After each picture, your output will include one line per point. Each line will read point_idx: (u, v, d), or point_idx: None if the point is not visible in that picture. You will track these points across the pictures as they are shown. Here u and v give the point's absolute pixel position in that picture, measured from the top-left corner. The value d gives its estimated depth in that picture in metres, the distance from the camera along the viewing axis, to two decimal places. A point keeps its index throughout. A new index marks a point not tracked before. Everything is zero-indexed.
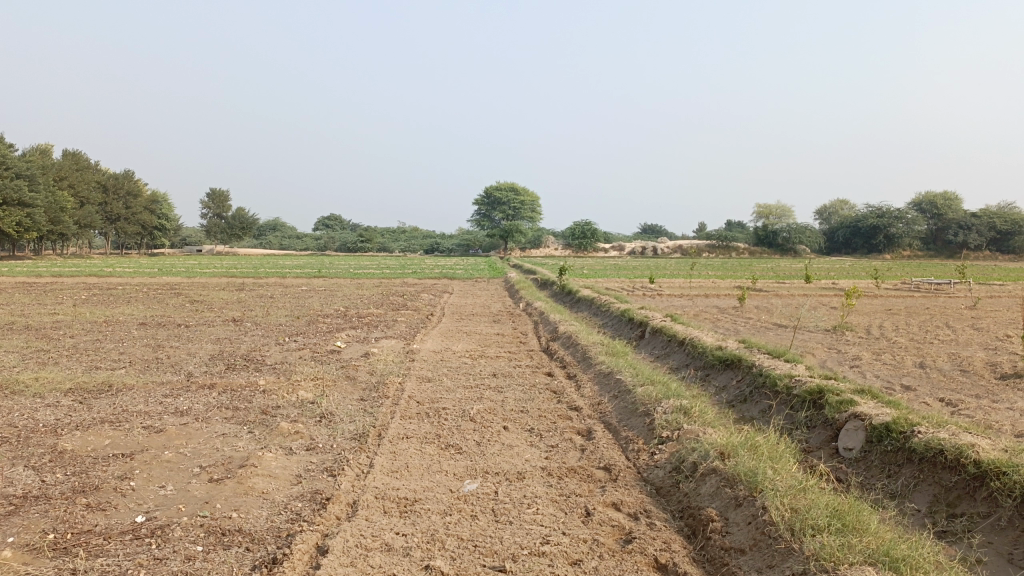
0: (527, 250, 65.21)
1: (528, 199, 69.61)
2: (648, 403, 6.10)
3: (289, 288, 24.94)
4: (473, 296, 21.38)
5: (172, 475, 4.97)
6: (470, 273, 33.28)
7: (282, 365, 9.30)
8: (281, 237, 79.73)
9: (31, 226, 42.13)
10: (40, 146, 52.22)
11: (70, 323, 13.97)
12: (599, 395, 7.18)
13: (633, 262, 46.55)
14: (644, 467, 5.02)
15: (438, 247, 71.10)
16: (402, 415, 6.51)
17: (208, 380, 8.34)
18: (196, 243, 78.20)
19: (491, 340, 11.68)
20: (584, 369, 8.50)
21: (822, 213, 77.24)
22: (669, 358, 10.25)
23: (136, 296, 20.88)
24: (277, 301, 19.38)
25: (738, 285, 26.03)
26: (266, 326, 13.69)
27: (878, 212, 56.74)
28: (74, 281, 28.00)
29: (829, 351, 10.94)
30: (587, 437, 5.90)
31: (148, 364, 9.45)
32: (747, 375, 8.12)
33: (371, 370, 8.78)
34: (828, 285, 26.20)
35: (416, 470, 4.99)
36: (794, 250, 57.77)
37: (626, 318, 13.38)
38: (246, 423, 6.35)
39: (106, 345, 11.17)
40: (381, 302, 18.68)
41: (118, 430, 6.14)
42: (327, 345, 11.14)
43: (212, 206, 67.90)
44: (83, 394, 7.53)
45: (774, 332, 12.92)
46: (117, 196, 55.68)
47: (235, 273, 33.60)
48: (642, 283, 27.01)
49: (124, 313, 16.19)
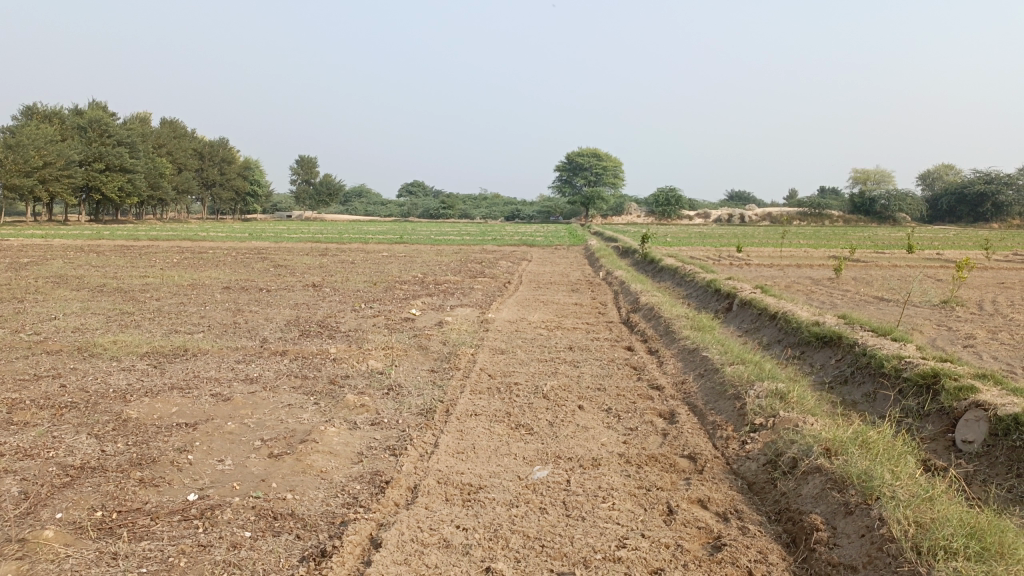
0: (609, 216, 64.21)
1: (611, 164, 68.35)
2: (738, 385, 5.57)
3: (371, 253, 25.09)
4: (552, 264, 20.92)
5: (232, 448, 4.78)
6: (550, 240, 32.80)
7: (355, 332, 9.13)
8: (366, 204, 81.15)
9: (132, 191, 44.06)
10: (139, 115, 54.47)
11: (158, 286, 14.30)
12: (683, 374, 6.66)
13: (720, 231, 44.88)
14: (734, 458, 4.53)
15: (520, 214, 70.72)
16: (473, 389, 6.17)
17: (281, 347, 8.25)
18: (285, 209, 80.32)
19: (569, 310, 11.23)
20: (667, 344, 7.97)
21: (924, 179, 72.72)
22: (760, 333, 9.60)
23: (225, 260, 21.35)
24: (357, 266, 19.43)
25: (833, 255, 24.69)
26: (344, 293, 13.64)
27: (986, 178, 52.96)
28: (169, 245, 29.04)
29: (938, 328, 10.05)
30: (670, 420, 5.42)
31: (225, 328, 9.45)
32: (848, 354, 7.46)
33: (444, 340, 8.50)
34: (932, 256, 24.56)
35: (482, 452, 4.63)
36: (892, 218, 54.82)
37: (712, 289, 12.68)
38: (313, 393, 6.14)
39: (189, 308, 11.30)
40: (459, 269, 18.47)
41: (187, 397, 6.03)
42: (402, 313, 10.96)
43: (300, 171, 69.33)
44: (157, 359, 7.51)
45: (874, 307, 12.00)
46: (211, 163, 57.56)
47: (320, 238, 34.13)
48: (728, 252, 25.94)
49: (210, 276, 16.52)
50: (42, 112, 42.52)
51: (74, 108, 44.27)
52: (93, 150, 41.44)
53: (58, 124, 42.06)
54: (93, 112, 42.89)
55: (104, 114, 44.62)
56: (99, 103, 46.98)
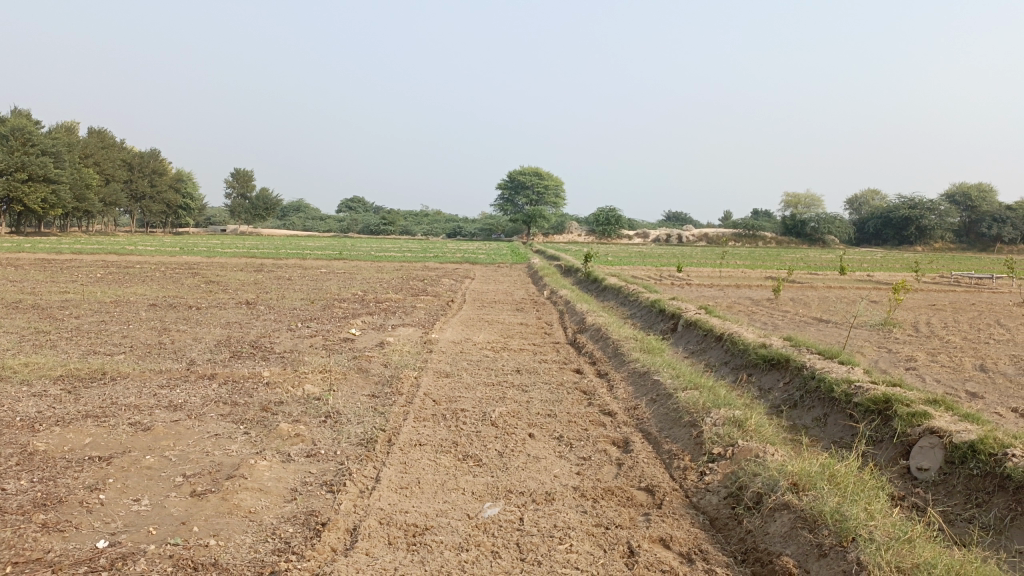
0: (551, 235, 64.42)
1: (553, 184, 68.74)
2: (693, 412, 5.38)
3: (309, 270, 24.39)
4: (495, 282, 20.67)
5: (150, 486, 4.33)
6: (493, 258, 32.57)
7: (290, 353, 8.67)
8: (304, 219, 79.62)
9: (57, 203, 42.09)
10: (66, 124, 52.30)
11: (78, 303, 13.49)
12: (634, 399, 6.45)
13: (659, 250, 45.38)
14: (693, 491, 4.32)
15: (461, 231, 70.43)
16: (416, 417, 5.83)
17: (210, 369, 7.74)
18: (220, 223, 78.21)
19: (514, 331, 10.97)
20: (616, 366, 7.77)
21: (853, 203, 75.31)
22: (706, 355, 9.51)
23: (154, 276, 20.42)
24: (294, 283, 18.80)
25: (771, 275, 25.10)
26: (280, 311, 13.09)
27: (910, 203, 55.06)
28: (94, 259, 27.69)
29: (879, 350, 10.13)
30: (624, 449, 5.19)
31: (149, 349, 8.86)
32: (796, 377, 7.39)
33: (385, 362, 8.12)
34: (864, 278, 25.18)
35: (428, 488, 4.31)
36: (822, 240, 56.46)
37: (657, 310, 12.61)
38: (242, 422, 5.70)
39: (111, 327, 10.62)
40: (400, 287, 18.04)
41: (102, 427, 5.52)
42: (340, 333, 10.51)
43: (237, 185, 67.61)
44: (72, 384, 6.94)
45: (815, 329, 12.09)
46: (142, 174, 55.56)
47: (255, 254, 33.15)
48: (669, 272, 26.13)
49: (137, 293, 15.71)
50: None
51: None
52: (15, 159, 39.49)
53: None
54: (16, 120, 40.95)
55: (27, 121, 42.63)
56: (22, 110, 44.91)
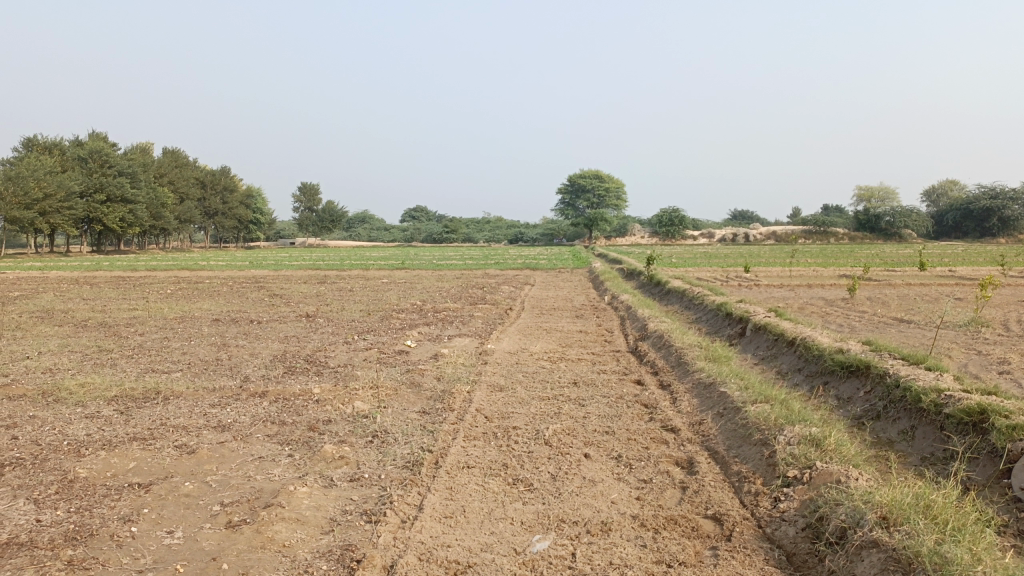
0: (613, 238, 63.63)
1: (614, 186, 67.97)
2: (764, 427, 4.93)
3: (370, 280, 24.51)
4: (556, 288, 20.29)
5: (185, 516, 4.15)
6: (554, 263, 32.18)
7: (343, 368, 8.50)
8: (369, 229, 80.82)
9: (134, 222, 43.66)
10: (142, 146, 54.34)
11: (144, 320, 13.72)
12: (699, 413, 6.01)
13: (725, 250, 44.27)
14: (767, 520, 3.90)
15: (523, 237, 70.27)
16: (466, 436, 5.53)
17: (262, 386, 7.62)
18: (288, 236, 80.03)
19: (573, 339, 10.60)
20: (680, 377, 7.33)
21: (929, 195, 72.05)
22: (777, 362, 8.97)
23: (220, 290, 20.80)
24: (354, 294, 18.85)
25: (844, 273, 24.04)
26: (338, 323, 13.02)
27: (992, 193, 52.28)
28: (166, 275, 28.46)
29: (968, 352, 9.38)
30: (688, 471, 4.78)
31: (205, 366, 8.83)
32: (879, 385, 6.85)
33: (438, 376, 7.86)
34: (945, 274, 23.85)
35: (474, 517, 4.00)
36: (898, 235, 54.18)
37: (723, 314, 12.06)
38: (287, 443, 5.50)
39: (172, 344, 10.69)
40: (459, 296, 17.84)
41: (147, 451, 5.40)
42: (395, 345, 10.33)
43: (303, 199, 69.02)
44: (125, 404, 6.89)
45: (894, 330, 11.33)
46: (214, 192, 57.21)
47: (320, 265, 33.62)
48: (735, 273, 25.29)
49: (202, 308, 15.95)
50: (42, 143, 42.34)
51: (75, 139, 44.06)
52: (94, 181, 41.16)
53: (59, 156, 41.84)
54: (94, 143, 42.68)
55: (105, 144, 44.39)
56: (100, 134, 46.81)
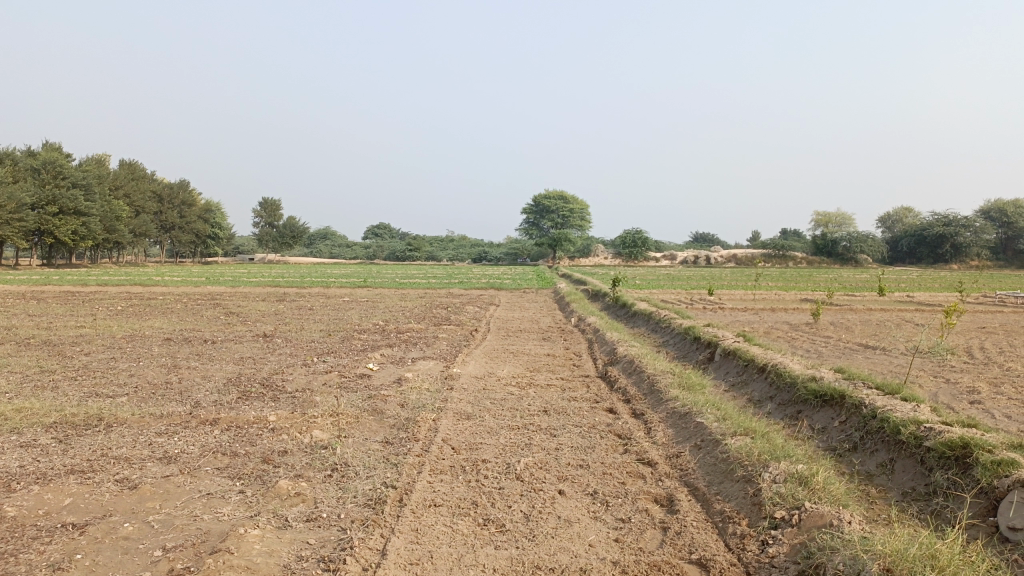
0: (576, 258, 63.72)
1: (578, 207, 68.22)
2: (746, 463, 4.71)
3: (332, 298, 24.02)
4: (522, 309, 20.07)
5: (123, 562, 3.76)
6: (518, 283, 31.95)
7: (301, 393, 8.10)
8: (331, 246, 79.91)
9: (87, 235, 42.39)
10: (98, 158, 53.03)
11: (92, 339, 13.09)
12: (676, 444, 5.77)
13: (688, 272, 44.58)
14: (755, 566, 3.66)
15: (487, 256, 70.04)
16: (432, 470, 5.21)
17: (214, 412, 7.19)
18: (247, 252, 78.63)
19: (541, 363, 10.33)
20: (653, 405, 7.10)
21: (884, 221, 73.69)
22: (748, 389, 8.81)
23: (174, 307, 20.12)
24: (315, 313, 18.36)
25: (807, 298, 24.22)
26: (297, 344, 12.58)
27: (944, 220, 53.62)
28: (118, 291, 27.55)
29: (937, 381, 9.33)
30: (669, 509, 4.52)
31: (154, 390, 8.35)
32: (854, 415, 6.69)
33: (402, 403, 7.51)
34: (904, 299, 24.18)
35: (442, 564, 3.69)
36: (854, 259, 55.15)
37: (691, 338, 11.92)
38: (240, 477, 5.12)
39: (119, 365, 10.15)
40: (423, 316, 17.48)
41: (83, 486, 4.97)
42: (357, 368, 9.95)
43: (264, 215, 67.93)
44: (64, 432, 6.41)
45: (862, 357, 11.29)
46: (172, 206, 55.99)
47: (279, 282, 32.90)
48: (700, 295, 25.34)
49: (154, 326, 15.33)
50: None
51: (27, 149, 42.76)
52: (47, 193, 39.91)
53: (10, 166, 40.57)
54: (48, 154, 41.46)
55: (59, 155, 43.14)
56: (54, 144, 45.54)
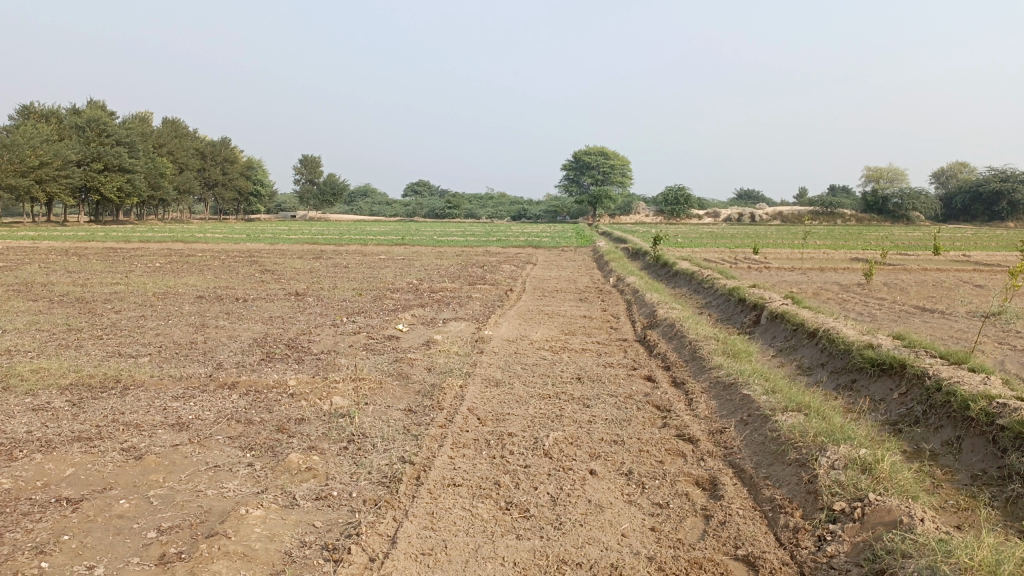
0: (617, 216, 62.70)
1: (620, 163, 66.86)
2: (800, 445, 4.24)
3: (369, 256, 23.82)
4: (559, 268, 19.58)
5: (113, 545, 3.46)
6: (558, 241, 31.38)
7: (326, 356, 7.80)
8: (372, 203, 79.98)
9: (132, 191, 42.73)
10: (141, 115, 53.38)
11: (124, 296, 12.99)
12: (719, 419, 5.31)
13: (731, 231, 43.43)
14: (810, 568, 3.22)
15: (526, 213, 69.33)
16: (454, 443, 4.84)
17: (234, 375, 6.93)
18: (289, 209, 79.12)
19: (577, 326, 9.88)
20: (695, 374, 6.62)
21: (938, 177, 70.92)
22: (797, 355, 8.28)
23: (211, 264, 20.02)
24: (349, 271, 18.12)
25: (857, 257, 23.28)
26: (328, 303, 12.31)
27: (1002, 176, 51.28)
28: (159, 247, 27.68)
29: (1003, 347, 8.66)
30: (712, 494, 4.09)
31: (177, 350, 8.13)
32: (916, 387, 6.15)
33: (428, 367, 7.16)
34: (960, 258, 23.07)
35: (458, 555, 3.33)
36: (905, 217, 53.21)
37: (736, 300, 11.36)
38: (250, 448, 4.82)
39: (147, 324, 9.98)
40: (458, 275, 17.14)
41: (88, 455, 4.71)
42: (386, 329, 9.63)
43: (304, 172, 68.01)
44: (78, 395, 6.19)
45: (918, 321, 10.61)
46: (214, 163, 56.25)
47: (319, 239, 32.84)
48: (744, 254, 24.59)
49: (188, 283, 15.23)
50: (39, 110, 41.43)
51: (72, 107, 43.07)
52: (92, 150, 40.20)
53: (56, 123, 40.91)
54: (93, 111, 41.69)
55: (103, 112, 43.37)
56: (99, 101, 45.82)
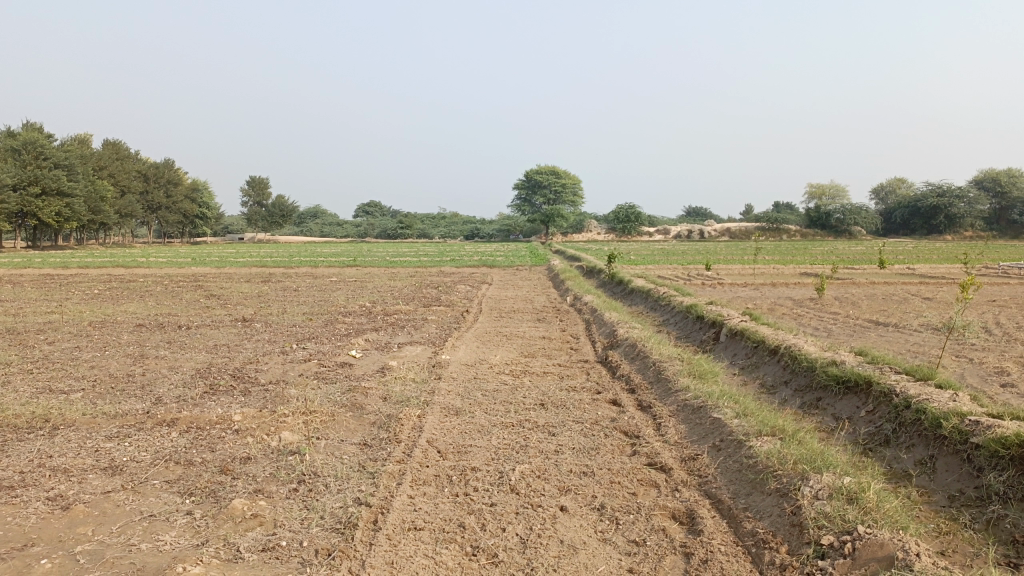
0: (569, 235, 62.90)
1: (571, 181, 67.17)
2: (781, 473, 4.04)
3: (319, 279, 23.25)
4: (514, 288, 19.34)
5: None
6: (511, 260, 31.21)
7: (275, 386, 7.39)
8: (322, 224, 78.90)
9: (71, 216, 41.23)
10: (81, 138, 51.74)
11: (59, 326, 12.30)
12: (691, 444, 5.09)
13: (682, 247, 43.80)
14: None
15: (479, 233, 69.11)
16: (414, 481, 4.53)
17: (175, 410, 6.47)
18: (236, 232, 77.52)
19: (537, 348, 9.63)
20: (662, 397, 6.42)
21: (878, 193, 73.05)
22: (759, 373, 8.16)
23: (154, 290, 19.24)
24: (299, 295, 17.61)
25: (807, 272, 23.60)
26: (277, 329, 11.84)
27: (938, 191, 52.97)
28: (99, 273, 26.61)
29: (960, 361, 8.68)
30: (690, 528, 3.86)
31: (113, 384, 7.61)
32: (883, 406, 6.03)
33: (384, 396, 6.81)
34: (906, 272, 23.54)
35: None
36: (848, 232, 54.56)
37: (694, 317, 11.26)
38: (191, 493, 4.43)
39: (82, 356, 9.40)
40: (412, 297, 16.76)
41: (7, 507, 4.26)
42: (338, 355, 9.24)
43: (252, 194, 66.69)
44: (2, 437, 5.69)
45: (874, 336, 10.62)
46: (158, 185, 54.79)
47: (268, 262, 32.04)
48: (696, 270, 24.71)
49: (128, 311, 14.54)
50: None
51: (6, 129, 41.49)
52: (29, 173, 38.72)
53: None
54: (28, 133, 40.21)
55: (40, 135, 41.86)
56: (36, 124, 44.26)
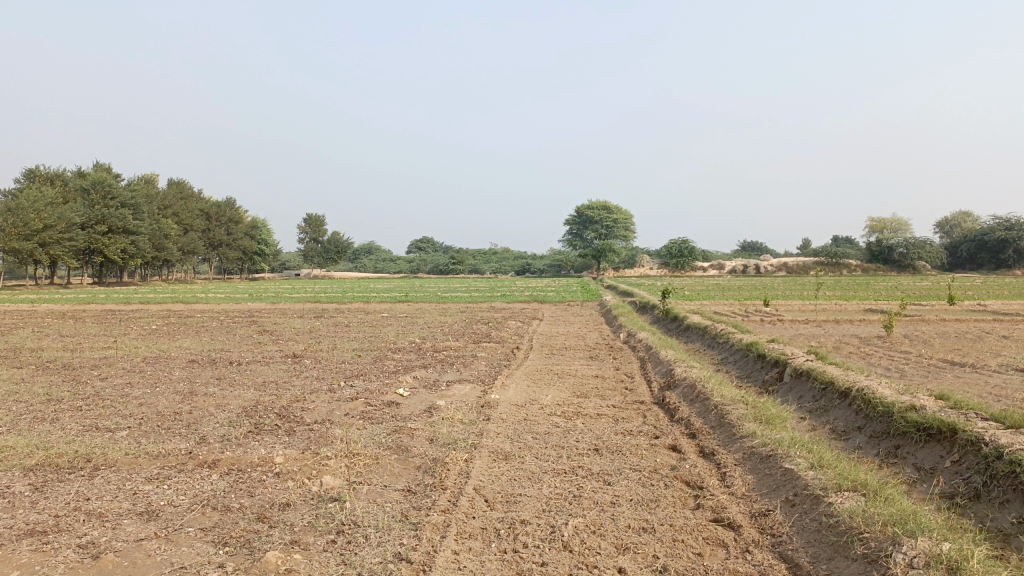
0: (621, 270, 62.25)
1: (622, 217, 66.71)
2: (868, 536, 3.61)
3: (371, 314, 23.30)
4: (566, 323, 18.98)
5: None
6: (562, 296, 30.82)
7: (319, 426, 7.18)
8: (375, 260, 79.88)
9: (136, 254, 42.45)
10: (147, 178, 53.60)
11: (113, 362, 12.40)
12: (760, 498, 4.66)
13: (737, 282, 42.84)
14: None
15: (529, 268, 68.95)
16: (459, 534, 4.20)
17: (216, 450, 6.30)
18: (292, 268, 79.04)
19: (589, 387, 9.25)
20: (725, 443, 5.98)
21: (941, 226, 70.70)
22: (829, 417, 7.63)
23: (209, 326, 19.44)
24: (350, 330, 17.54)
25: (870, 308, 22.66)
26: (326, 366, 11.71)
27: (1007, 224, 50.92)
28: (159, 309, 27.15)
29: None
30: None
31: (159, 422, 7.50)
32: (970, 457, 5.49)
33: (430, 438, 6.53)
34: (977, 308, 22.41)
35: None
36: (912, 267, 52.77)
37: (755, 356, 10.74)
38: (226, 543, 4.19)
39: (131, 393, 9.37)
40: (462, 333, 16.54)
41: (37, 555, 4.08)
42: (386, 393, 9.00)
43: (308, 231, 67.97)
44: (43, 478, 5.57)
45: (950, 377, 9.96)
46: (219, 223, 56.25)
47: (321, 297, 32.33)
48: (754, 306, 23.99)
49: (182, 347, 14.64)
50: (44, 174, 41.49)
51: (77, 170, 43.20)
52: (96, 212, 40.12)
53: (61, 187, 41.00)
54: (97, 174, 41.76)
55: (109, 176, 43.44)
56: (105, 165, 45.97)
